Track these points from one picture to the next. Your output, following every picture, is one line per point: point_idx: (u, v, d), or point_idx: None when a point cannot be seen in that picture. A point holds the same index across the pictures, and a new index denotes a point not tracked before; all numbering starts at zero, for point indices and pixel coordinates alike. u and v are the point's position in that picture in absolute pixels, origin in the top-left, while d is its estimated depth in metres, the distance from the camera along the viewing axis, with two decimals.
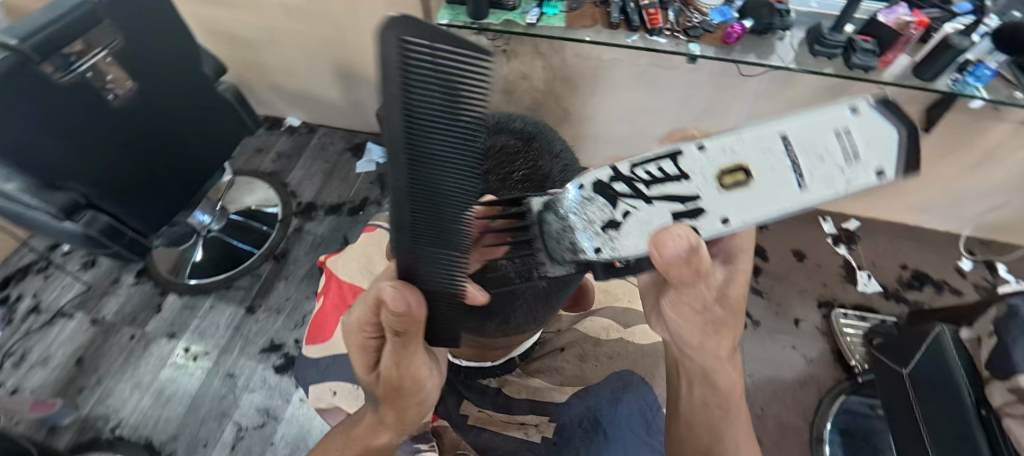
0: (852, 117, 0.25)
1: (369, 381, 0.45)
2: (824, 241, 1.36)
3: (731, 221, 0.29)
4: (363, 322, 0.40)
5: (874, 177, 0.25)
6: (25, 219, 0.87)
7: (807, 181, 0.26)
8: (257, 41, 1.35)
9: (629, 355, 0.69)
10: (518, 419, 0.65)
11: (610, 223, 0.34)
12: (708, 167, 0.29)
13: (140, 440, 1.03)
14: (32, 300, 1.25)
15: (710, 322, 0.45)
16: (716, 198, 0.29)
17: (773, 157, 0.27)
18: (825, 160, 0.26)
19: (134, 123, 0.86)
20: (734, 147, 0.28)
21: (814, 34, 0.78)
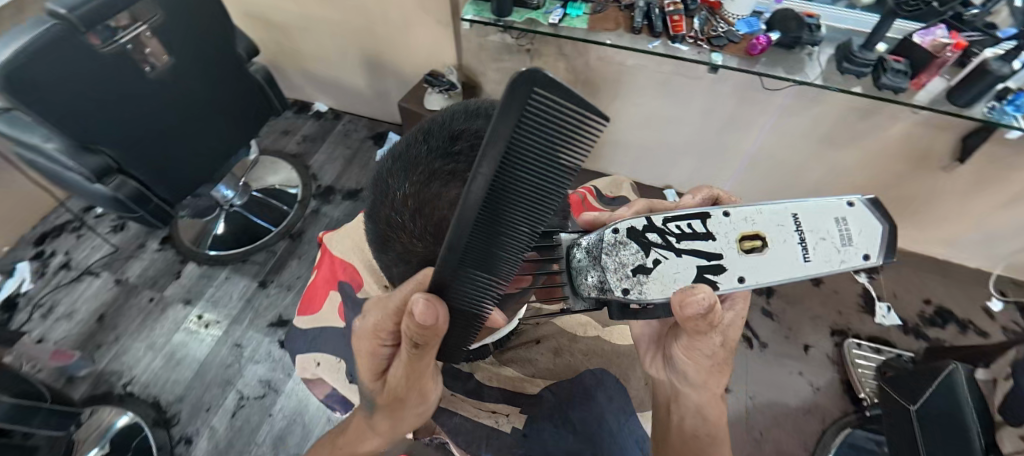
0: (840, 216, 0.43)
1: (373, 388, 0.44)
2: (843, 268, 1.31)
3: (754, 277, 0.42)
4: (382, 326, 0.39)
5: (850, 259, 0.42)
6: (63, 180, 0.94)
7: (809, 255, 0.42)
8: (291, 27, 1.40)
9: (607, 354, 0.65)
10: (489, 407, 0.60)
11: (644, 267, 0.44)
12: (738, 236, 0.43)
13: (148, 398, 1.08)
14: (64, 257, 1.33)
15: (713, 364, 0.48)
16: (745, 258, 0.43)
17: (784, 233, 0.43)
18: (821, 242, 0.42)
19: (170, 97, 0.91)
20: (757, 225, 0.44)
21: (843, 51, 0.76)
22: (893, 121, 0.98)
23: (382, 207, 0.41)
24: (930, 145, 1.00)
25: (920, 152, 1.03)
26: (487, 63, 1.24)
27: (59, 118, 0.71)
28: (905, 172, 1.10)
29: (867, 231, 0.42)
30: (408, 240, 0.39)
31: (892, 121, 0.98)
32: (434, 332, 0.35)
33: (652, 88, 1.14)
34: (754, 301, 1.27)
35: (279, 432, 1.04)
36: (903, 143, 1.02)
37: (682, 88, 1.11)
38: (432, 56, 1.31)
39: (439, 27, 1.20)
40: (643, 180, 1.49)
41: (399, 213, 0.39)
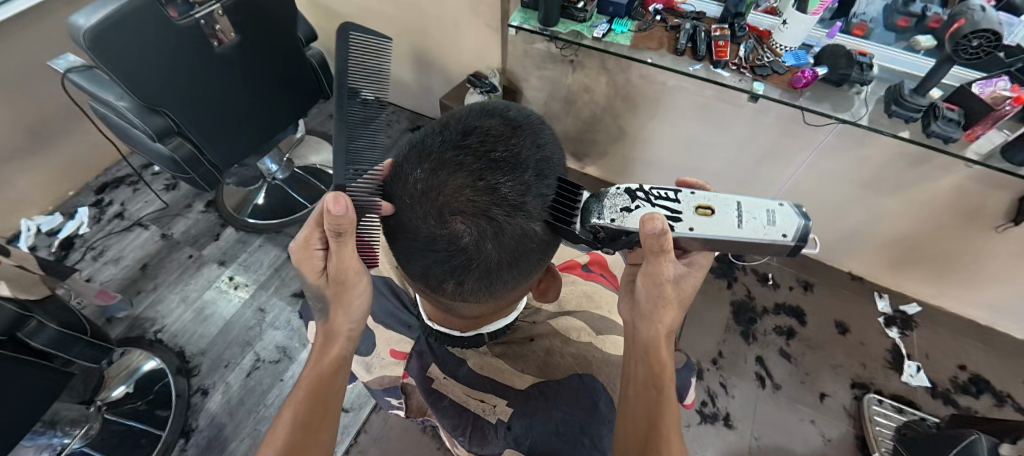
0: (778, 204, 0.42)
1: (318, 284, 0.48)
2: (874, 319, 1.25)
3: (699, 232, 0.41)
4: (311, 236, 0.45)
5: (778, 238, 0.40)
6: (129, 137, 1.03)
7: (745, 225, 0.41)
8: (351, 19, 1.48)
9: (602, 363, 0.57)
10: (477, 395, 0.55)
11: (621, 206, 0.42)
12: (692, 200, 0.43)
13: (175, 347, 1.15)
14: (120, 207, 1.44)
15: (659, 297, 0.48)
16: (694, 218, 0.42)
17: (728, 207, 0.42)
18: (757, 218, 0.41)
19: (231, 71, 0.98)
20: (709, 196, 0.43)
21: (893, 93, 0.73)
22: (944, 172, 0.93)
23: (393, 192, 0.41)
24: (982, 201, 0.95)
25: (969, 208, 0.98)
26: (530, 70, 1.27)
27: (131, 78, 0.79)
28: (952, 227, 1.04)
29: (799, 219, 0.41)
30: (410, 221, 0.39)
31: (943, 173, 0.94)
32: (348, 222, 0.39)
33: (692, 112, 1.14)
34: (772, 340, 1.22)
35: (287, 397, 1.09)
36: (952, 197, 0.97)
37: (722, 115, 1.10)
38: (478, 56, 1.35)
39: (488, 30, 1.24)
40: None
41: (406, 199, 0.39)
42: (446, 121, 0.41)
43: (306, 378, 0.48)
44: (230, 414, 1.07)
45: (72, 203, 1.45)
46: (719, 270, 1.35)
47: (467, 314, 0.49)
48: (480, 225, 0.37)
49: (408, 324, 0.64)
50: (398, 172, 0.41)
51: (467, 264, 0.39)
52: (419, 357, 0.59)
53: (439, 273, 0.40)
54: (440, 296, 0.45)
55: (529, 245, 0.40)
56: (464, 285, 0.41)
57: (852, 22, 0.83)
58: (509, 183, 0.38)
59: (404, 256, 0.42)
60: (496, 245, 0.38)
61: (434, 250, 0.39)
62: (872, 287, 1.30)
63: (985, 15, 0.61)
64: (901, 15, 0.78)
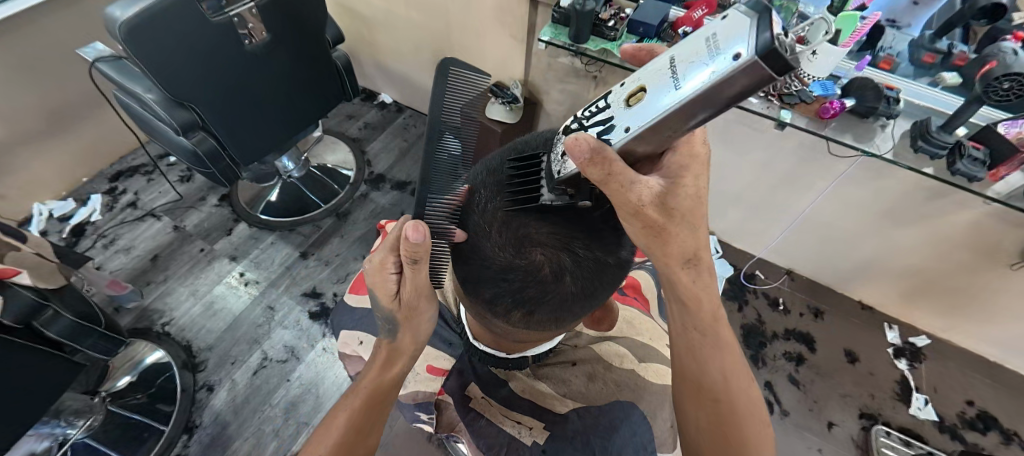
0: (716, 25, 0.26)
1: (389, 309, 0.45)
2: (883, 350, 1.25)
3: (633, 127, 0.32)
4: (386, 259, 0.42)
5: (720, 69, 0.24)
6: (151, 128, 1.03)
7: (677, 81, 0.28)
8: (376, 23, 1.51)
9: (639, 388, 0.56)
10: (513, 416, 0.56)
11: (559, 149, 0.36)
12: (625, 93, 0.33)
13: (182, 341, 1.15)
14: (133, 196, 1.44)
15: (652, 226, 0.37)
16: (626, 112, 0.33)
17: (657, 75, 0.30)
18: (690, 65, 0.27)
19: (259, 69, 0.98)
20: (642, 74, 0.32)
21: (920, 128, 0.74)
22: (962, 208, 0.94)
23: (465, 217, 0.41)
24: (999, 240, 0.95)
25: (984, 245, 0.98)
26: (552, 83, 1.28)
27: (162, 71, 0.79)
28: (967, 263, 1.04)
29: (750, 17, 0.24)
30: (484, 250, 0.38)
31: (961, 208, 0.94)
32: (423, 250, 0.37)
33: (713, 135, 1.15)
34: (782, 366, 1.22)
35: (293, 398, 1.08)
36: (968, 233, 0.98)
37: (744, 139, 1.11)
38: (501, 67, 1.36)
39: (513, 42, 1.26)
40: None
41: (486, 227, 0.38)
42: (518, 152, 0.43)
43: (367, 385, 0.48)
44: (235, 413, 1.06)
45: (86, 189, 1.44)
46: (731, 292, 1.35)
47: (522, 339, 0.48)
48: (559, 257, 0.37)
49: (448, 341, 0.64)
50: (469, 200, 0.41)
51: (543, 295, 0.38)
52: (460, 374, 0.60)
53: (507, 303, 0.40)
54: (502, 323, 0.44)
55: (601, 278, 0.40)
56: (532, 315, 0.40)
57: (879, 55, 0.82)
58: (587, 216, 0.38)
59: (471, 284, 0.41)
60: (574, 278, 0.38)
61: (508, 280, 0.38)
62: (882, 317, 1.31)
63: (1019, 58, 0.62)
64: (926, 51, 0.78)
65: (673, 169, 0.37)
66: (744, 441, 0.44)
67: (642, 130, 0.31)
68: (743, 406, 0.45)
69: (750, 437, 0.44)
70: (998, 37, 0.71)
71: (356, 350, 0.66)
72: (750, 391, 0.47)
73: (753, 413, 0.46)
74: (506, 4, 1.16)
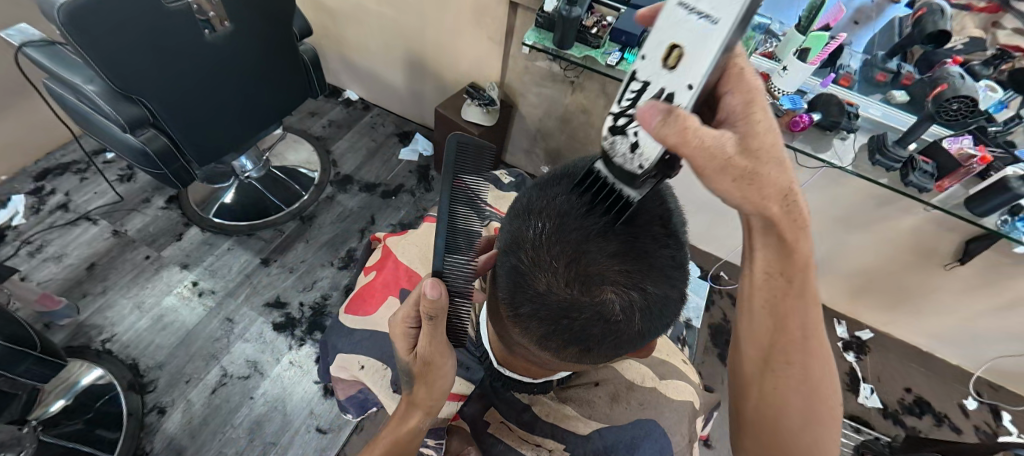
0: None
1: (405, 361, 0.45)
2: (834, 344, 1.35)
3: (696, 83, 0.27)
4: (407, 314, 0.43)
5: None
6: (90, 123, 0.92)
7: (713, 16, 0.25)
8: (343, 16, 1.44)
9: (654, 404, 0.58)
10: (533, 439, 0.55)
11: (629, 140, 0.32)
12: (652, 59, 0.29)
13: (127, 360, 1.04)
14: (63, 198, 1.28)
15: (743, 174, 0.31)
16: (670, 79, 0.28)
17: (683, 23, 0.26)
18: None
19: (220, 60, 0.90)
20: (656, 35, 0.28)
21: (877, 143, 0.80)
22: (906, 213, 1.03)
23: (516, 253, 0.38)
24: (935, 244, 1.06)
25: (923, 249, 1.08)
26: (528, 86, 1.29)
27: (110, 64, 0.71)
28: (909, 264, 1.14)
29: None
30: (546, 286, 0.36)
31: (905, 214, 1.03)
32: (440, 308, 0.37)
33: None
34: None
35: (258, 417, 1.00)
36: (909, 237, 1.08)
37: None
38: (476, 67, 1.34)
39: (489, 43, 1.24)
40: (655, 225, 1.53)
41: (549, 265, 0.37)
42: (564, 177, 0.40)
43: (388, 438, 0.48)
44: (192, 437, 0.96)
45: (5, 189, 1.27)
46: None
47: (557, 366, 0.47)
48: (629, 294, 0.36)
49: (465, 366, 0.61)
50: (518, 234, 0.38)
51: (606, 335, 0.37)
52: (481, 398, 0.58)
53: (562, 340, 0.38)
54: (554, 357, 0.41)
55: (663, 314, 0.39)
56: (590, 351, 0.39)
57: (840, 72, 0.87)
58: (646, 252, 0.37)
59: (519, 320, 0.39)
60: (641, 316, 0.37)
61: (571, 318, 0.36)
62: (832, 314, 1.41)
63: (964, 82, 0.70)
64: (879, 70, 0.84)
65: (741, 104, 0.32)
66: (812, 411, 0.41)
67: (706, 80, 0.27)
68: (818, 371, 0.41)
69: (819, 410, 0.41)
70: (936, 60, 0.79)
71: (354, 374, 0.63)
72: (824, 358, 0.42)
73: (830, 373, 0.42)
74: (484, 5, 1.15)
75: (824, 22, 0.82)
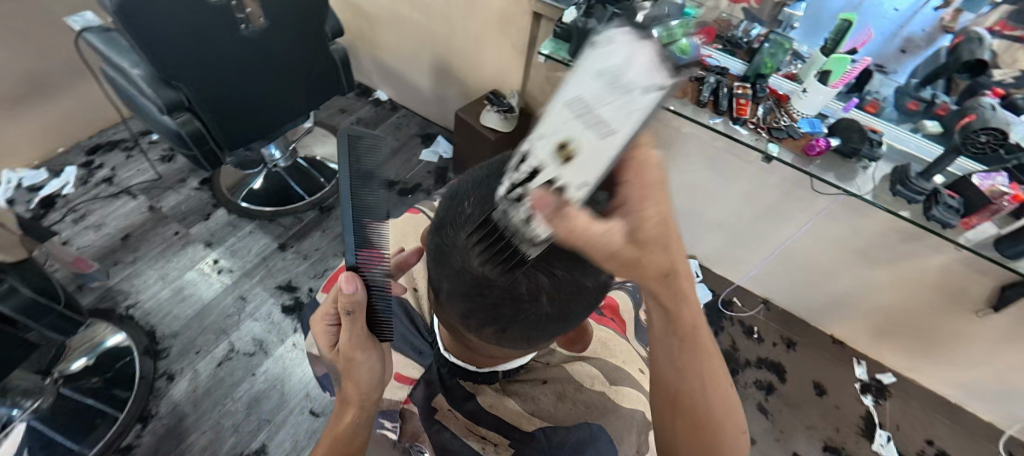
0: (612, 50, 0.20)
1: (330, 357, 0.47)
2: (851, 384, 1.27)
3: (590, 183, 0.25)
4: (326, 310, 0.45)
5: (648, 99, 0.20)
6: (135, 104, 0.99)
7: (606, 128, 0.22)
8: (379, 20, 1.51)
9: (603, 409, 0.55)
10: (479, 431, 0.54)
11: (522, 214, 0.29)
12: (543, 150, 0.26)
13: (146, 326, 1.10)
14: (109, 172, 1.39)
15: (628, 261, 0.34)
16: (561, 173, 0.25)
17: (575, 125, 0.23)
18: (609, 106, 0.21)
19: (254, 53, 0.96)
20: (550, 131, 0.25)
21: (900, 173, 0.76)
22: (936, 252, 0.97)
23: (444, 228, 0.38)
24: (964, 287, 0.99)
25: (953, 291, 1.01)
26: (548, 96, 1.30)
27: (152, 46, 0.77)
28: (936, 306, 1.07)
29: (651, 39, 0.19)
30: (463, 264, 0.36)
31: (934, 251, 0.97)
32: (358, 301, 0.40)
33: (701, 165, 1.20)
34: (752, 394, 1.24)
35: (257, 393, 1.04)
36: (938, 277, 1.01)
37: (731, 167, 1.15)
38: (500, 74, 1.38)
39: (513, 51, 1.27)
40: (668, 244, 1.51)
41: (464, 243, 0.35)
42: (503, 160, 0.38)
43: (327, 438, 0.48)
44: (194, 405, 1.01)
45: (60, 160, 1.39)
46: (708, 318, 1.38)
47: (492, 354, 0.47)
48: (538, 276, 0.34)
49: (418, 349, 0.63)
50: (448, 211, 0.38)
51: (517, 313, 0.36)
52: (428, 385, 0.58)
53: (481, 317, 0.38)
54: (476, 336, 0.42)
55: (577, 302, 0.37)
56: (506, 332, 0.39)
57: (866, 98, 0.84)
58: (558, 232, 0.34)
59: (446, 293, 0.40)
60: (551, 299, 0.35)
61: (484, 294, 0.36)
62: (850, 353, 1.33)
63: (996, 113, 0.66)
64: (910, 98, 0.80)
65: (630, 199, 0.32)
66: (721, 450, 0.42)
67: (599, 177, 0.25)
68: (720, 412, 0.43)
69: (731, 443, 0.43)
70: (977, 91, 0.74)
71: None
72: (728, 395, 0.45)
73: (733, 411, 0.45)
74: (510, 15, 1.18)
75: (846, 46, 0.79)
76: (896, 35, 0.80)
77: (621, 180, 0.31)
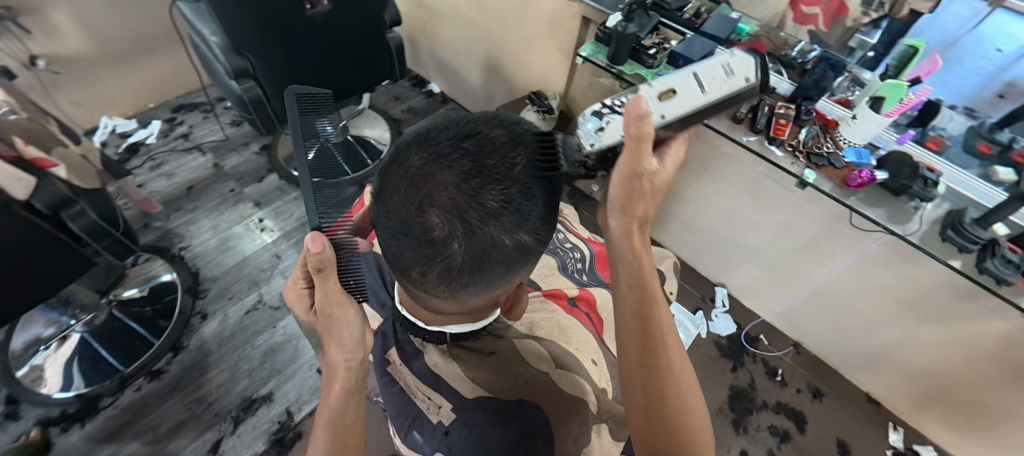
0: (715, 66, 0.51)
1: (308, 322, 0.48)
2: (880, 450, 1.15)
3: (671, 116, 0.49)
4: (296, 275, 0.48)
5: (730, 88, 0.50)
6: (211, 69, 1.12)
7: (701, 94, 0.50)
8: (439, 15, 1.58)
9: (542, 387, 0.51)
10: (425, 391, 0.52)
11: (596, 129, 0.51)
12: (652, 92, 0.50)
13: (192, 267, 1.23)
14: (187, 129, 1.56)
15: (635, 191, 0.46)
16: (664, 108, 0.49)
17: (682, 87, 0.50)
18: (707, 85, 0.50)
19: (315, 32, 1.04)
20: (668, 83, 0.50)
21: (953, 217, 0.69)
22: (996, 316, 0.85)
23: (386, 168, 0.39)
24: None
25: (1015, 365, 0.89)
26: (590, 102, 1.30)
27: (226, 16, 0.86)
28: (993, 379, 0.94)
29: (735, 70, 0.51)
30: (393, 203, 0.37)
31: (994, 316, 0.86)
32: (328, 258, 0.42)
33: (739, 189, 1.14)
34: (763, 438, 1.16)
35: (274, 345, 1.12)
36: (998, 346, 0.89)
37: (770, 194, 1.09)
38: (545, 76, 1.39)
39: (560, 54, 1.28)
40: (696, 268, 1.45)
41: (399, 183, 0.37)
42: (458, 119, 0.40)
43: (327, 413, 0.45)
44: (219, 345, 1.11)
45: (149, 114, 1.58)
46: (728, 350, 1.30)
47: (431, 307, 0.47)
48: (452, 222, 0.35)
49: (382, 302, 0.70)
50: (394, 152, 0.39)
51: (429, 258, 0.37)
52: (383, 338, 0.59)
53: (406, 260, 0.38)
54: (406, 282, 0.42)
55: (491, 259, 0.38)
56: (424, 280, 0.39)
57: (928, 133, 0.76)
58: (479, 184, 0.36)
59: (379, 232, 0.41)
60: (463, 247, 0.36)
61: (406, 236, 0.37)
62: (886, 415, 1.20)
63: None
64: (983, 140, 0.71)
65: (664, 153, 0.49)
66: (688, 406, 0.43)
67: (674, 118, 0.49)
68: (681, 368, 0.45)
69: (689, 400, 0.44)
70: None
71: None
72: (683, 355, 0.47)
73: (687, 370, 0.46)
74: (560, 18, 1.20)
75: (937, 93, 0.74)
76: (996, 78, 0.73)
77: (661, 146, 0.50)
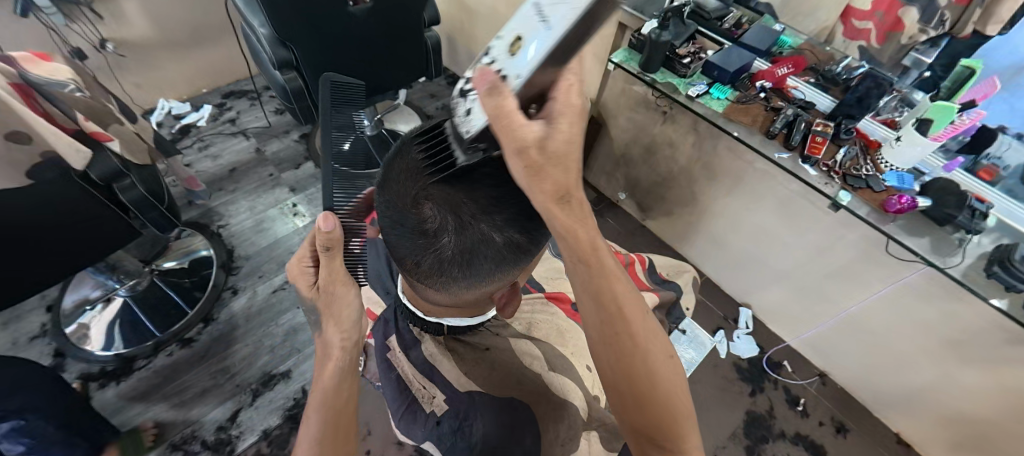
0: None
1: (309, 300, 0.47)
2: None
3: (522, 72, 0.31)
4: (303, 254, 0.47)
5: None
6: (260, 59, 1.18)
7: (550, 21, 0.29)
8: (478, 16, 1.61)
9: (526, 385, 0.54)
10: (420, 380, 0.55)
11: (464, 109, 0.36)
12: (503, 49, 0.34)
13: (228, 245, 1.30)
14: (234, 115, 1.66)
15: (533, 166, 0.33)
16: (507, 67, 0.32)
17: (533, 24, 0.31)
18: (561, 4, 0.29)
19: (357, 28, 1.08)
20: (517, 26, 0.33)
21: (1002, 253, 0.63)
22: None
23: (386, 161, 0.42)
24: None
25: None
26: (621, 109, 1.29)
27: (274, 10, 0.92)
28: None
29: None
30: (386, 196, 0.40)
31: None
32: (336, 238, 0.42)
33: (770, 207, 1.10)
34: None
35: (297, 324, 1.17)
36: None
37: (804, 214, 1.04)
38: None
39: (594, 60, 1.27)
40: (721, 285, 1.40)
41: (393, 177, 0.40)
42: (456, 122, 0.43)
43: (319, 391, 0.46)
44: (246, 320, 1.17)
45: (201, 99, 1.69)
46: (748, 374, 1.25)
47: (432, 300, 0.48)
48: (444, 216, 0.39)
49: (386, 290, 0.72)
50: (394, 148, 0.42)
51: (422, 249, 0.39)
52: (384, 325, 0.61)
53: (402, 252, 0.41)
54: (405, 274, 0.44)
55: (481, 253, 0.40)
56: (418, 269, 0.42)
57: (979, 162, 0.71)
58: (471, 184, 0.40)
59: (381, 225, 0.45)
60: (452, 240, 0.39)
61: (398, 226, 0.40)
62: None
63: None
64: None
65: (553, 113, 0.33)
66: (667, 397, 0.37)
67: (532, 72, 0.31)
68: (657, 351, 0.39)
69: (668, 385, 0.38)
70: None
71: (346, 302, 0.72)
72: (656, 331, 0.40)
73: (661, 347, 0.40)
74: None
75: (998, 121, 0.69)
76: None
77: (553, 96, 0.34)
